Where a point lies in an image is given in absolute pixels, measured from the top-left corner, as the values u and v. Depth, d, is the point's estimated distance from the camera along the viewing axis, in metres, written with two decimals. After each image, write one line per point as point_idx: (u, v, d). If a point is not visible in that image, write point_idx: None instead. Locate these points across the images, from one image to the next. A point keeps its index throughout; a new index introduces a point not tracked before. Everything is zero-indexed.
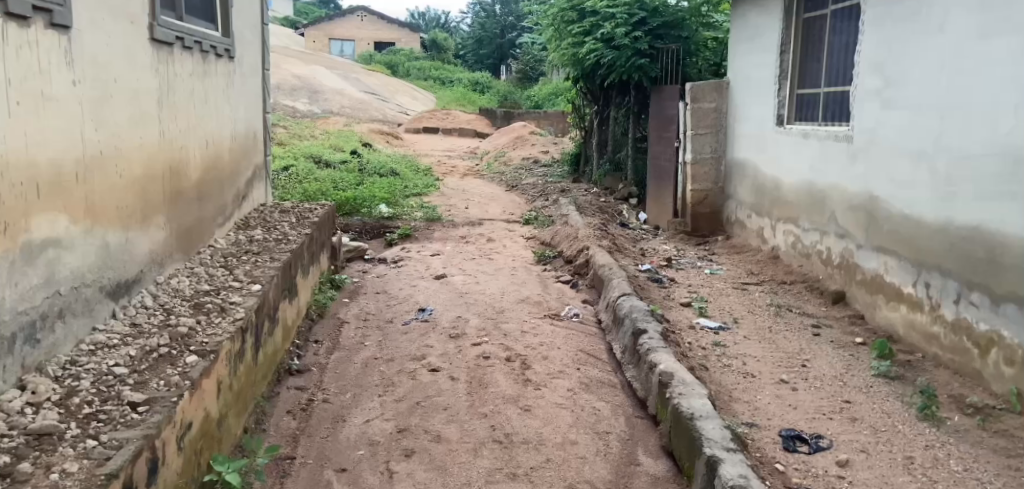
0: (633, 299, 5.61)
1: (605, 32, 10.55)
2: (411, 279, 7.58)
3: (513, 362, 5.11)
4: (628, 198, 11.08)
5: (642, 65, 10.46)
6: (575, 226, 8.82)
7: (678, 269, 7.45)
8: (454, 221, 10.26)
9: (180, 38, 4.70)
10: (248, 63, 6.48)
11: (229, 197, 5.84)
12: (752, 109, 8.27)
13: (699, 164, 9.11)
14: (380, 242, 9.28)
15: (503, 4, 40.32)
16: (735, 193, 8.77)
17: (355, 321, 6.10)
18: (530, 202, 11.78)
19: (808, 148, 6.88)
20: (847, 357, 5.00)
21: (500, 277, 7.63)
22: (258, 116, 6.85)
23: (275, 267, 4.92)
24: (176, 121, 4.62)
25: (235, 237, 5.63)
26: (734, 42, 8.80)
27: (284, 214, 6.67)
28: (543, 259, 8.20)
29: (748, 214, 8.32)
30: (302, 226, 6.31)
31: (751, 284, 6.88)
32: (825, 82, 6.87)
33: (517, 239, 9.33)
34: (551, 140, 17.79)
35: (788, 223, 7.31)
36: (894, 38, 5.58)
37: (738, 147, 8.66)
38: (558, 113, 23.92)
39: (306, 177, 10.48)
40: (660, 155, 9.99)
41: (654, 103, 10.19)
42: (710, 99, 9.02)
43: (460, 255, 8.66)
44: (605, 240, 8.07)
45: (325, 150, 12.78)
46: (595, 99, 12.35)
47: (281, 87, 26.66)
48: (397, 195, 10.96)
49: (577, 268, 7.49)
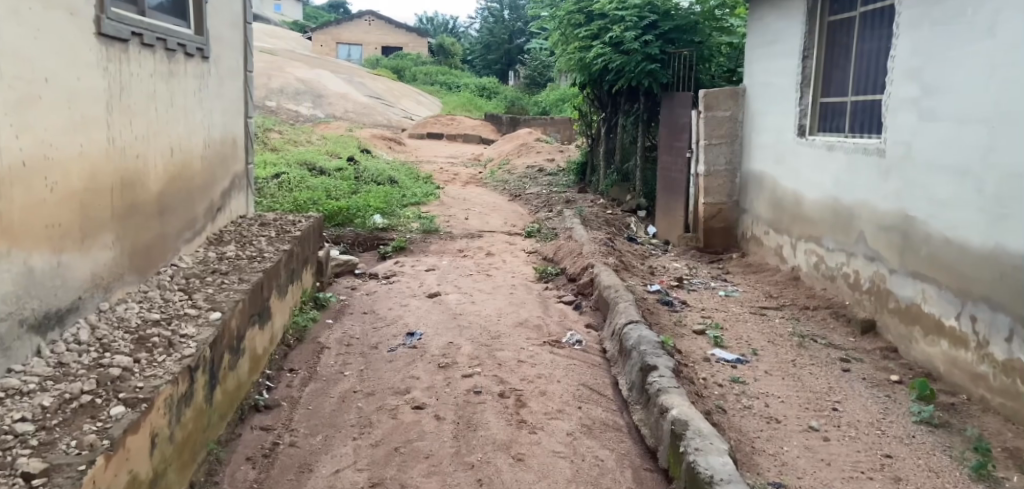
0: (641, 327, 5.06)
1: (614, 35, 10.03)
2: (403, 297, 7.06)
3: (508, 398, 4.58)
4: (636, 211, 10.55)
5: (653, 70, 9.90)
6: (579, 240, 8.30)
7: (690, 290, 6.90)
8: (452, 232, 9.75)
9: (138, 34, 4.20)
10: (227, 65, 5.99)
11: (200, 210, 5.34)
12: (770, 119, 7.74)
13: (712, 176, 8.58)
14: (373, 255, 8.79)
15: (511, 10, 39.97)
16: (751, 208, 8.23)
17: (337, 346, 5.59)
18: (533, 213, 11.26)
19: (833, 162, 6.34)
20: (882, 398, 4.46)
21: (499, 296, 7.10)
22: (239, 122, 6.37)
23: (244, 290, 4.41)
24: (131, 126, 4.11)
25: (204, 254, 5.13)
26: (751, 47, 8.28)
27: (264, 227, 6.17)
28: (545, 276, 7.68)
29: (765, 230, 7.79)
30: (282, 241, 5.81)
31: (769, 309, 6.33)
32: (853, 90, 6.34)
33: (518, 253, 8.82)
34: (557, 148, 17.29)
35: (809, 241, 6.78)
36: (933, 43, 5.05)
37: (755, 159, 8.13)
38: (565, 119, 23.44)
39: (298, 186, 9.99)
40: (671, 166, 9.46)
41: (665, 111, 9.66)
42: (725, 107, 8.48)
43: (456, 270, 8.14)
44: (612, 257, 7.54)
45: (320, 156, 12.29)
46: (603, 106, 11.83)
47: (283, 92, 26.24)
48: (394, 204, 10.46)
49: (580, 287, 6.97)
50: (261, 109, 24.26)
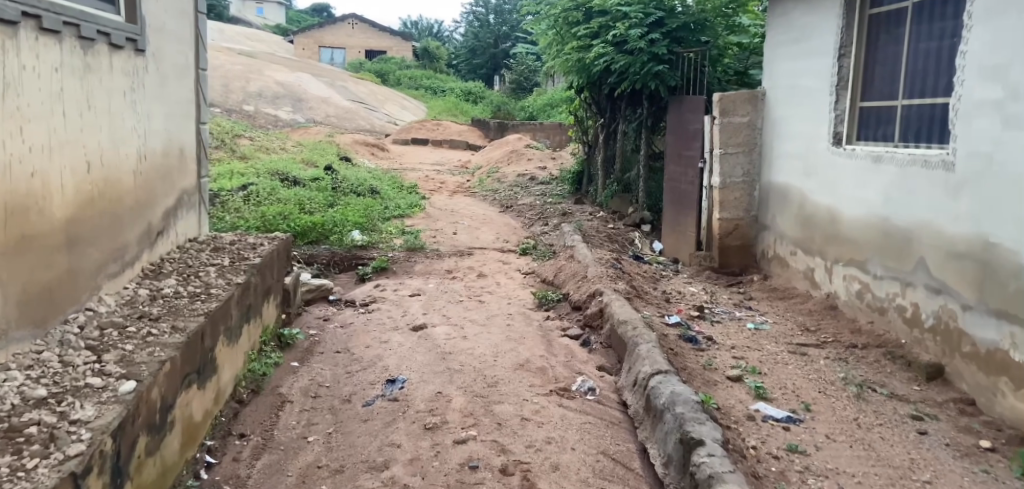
0: (673, 382, 4.16)
1: (617, 33, 9.12)
2: (383, 330, 6.11)
3: (511, 475, 3.67)
4: (639, 225, 9.65)
5: (660, 72, 8.96)
6: (582, 261, 7.39)
7: (714, 322, 5.99)
8: (440, 250, 8.81)
9: (34, 15, 3.27)
10: (172, 61, 5.05)
11: (134, 236, 4.41)
12: (796, 126, 6.85)
13: (729, 189, 7.67)
14: (350, 277, 7.86)
15: (497, 14, 39.08)
16: (774, 225, 7.34)
17: (302, 399, 4.63)
18: (526, 227, 10.36)
19: (881, 176, 5.45)
20: (979, 476, 3.59)
21: (494, 328, 6.18)
22: (188, 129, 5.43)
23: (174, 346, 3.46)
24: (21, 134, 3.20)
25: (133, 292, 4.18)
26: (772, 46, 7.40)
27: (216, 255, 5.20)
28: (545, 303, 6.77)
29: (792, 250, 6.89)
30: (233, 272, 4.83)
31: (810, 347, 5.42)
32: (904, 93, 5.45)
33: (513, 275, 7.90)
34: (549, 155, 16.39)
35: (850, 266, 5.88)
36: (1021, 35, 4.18)
37: (778, 170, 7.25)
38: (555, 125, 22.54)
39: (267, 199, 9.02)
40: (680, 177, 8.56)
41: (673, 116, 8.76)
42: (743, 112, 7.57)
43: (444, 296, 7.20)
44: (621, 282, 6.62)
45: (294, 165, 11.31)
46: (602, 110, 10.93)
47: (262, 95, 25.25)
48: (374, 218, 9.50)
49: (587, 319, 6.05)
50: (238, 113, 23.24)
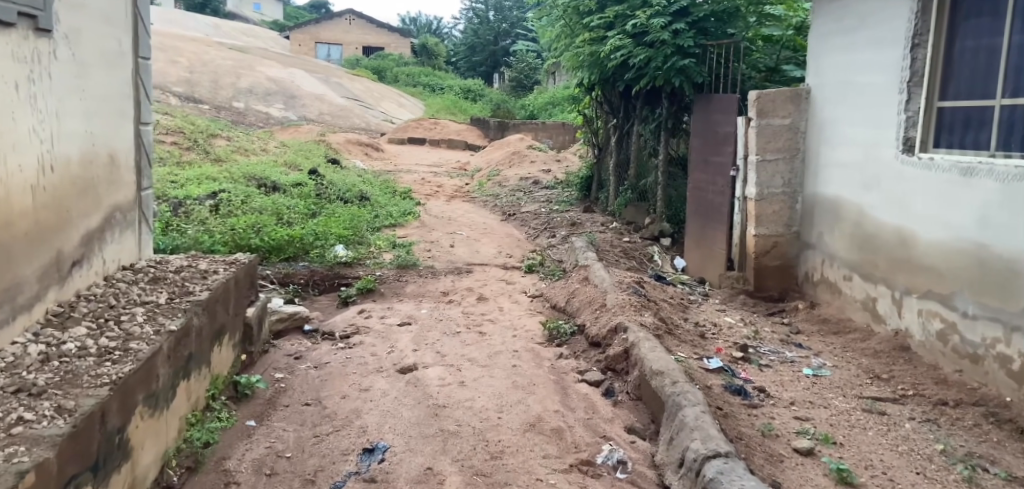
0: (738, 472, 3.17)
1: (636, 23, 8.07)
2: (363, 374, 5.10)
3: None
4: (658, 238, 8.61)
5: (685, 66, 7.93)
6: (598, 284, 6.36)
7: (762, 365, 4.92)
8: (434, 267, 7.81)
9: None
10: (95, 45, 4.05)
11: (37, 271, 3.41)
12: (852, 129, 5.77)
13: (766, 201, 6.56)
14: (332, 300, 6.87)
15: (497, 11, 38.06)
16: (820, 244, 6.24)
17: (252, 479, 3.66)
18: (531, 238, 9.37)
19: (977, 193, 4.41)
20: None
21: (496, 369, 5.17)
22: (122, 132, 4.46)
23: (50, 443, 2.48)
24: None
25: (22, 350, 3.16)
26: (818, 37, 6.34)
27: (150, 289, 4.17)
28: (557, 337, 5.75)
29: (845, 275, 5.75)
30: (166, 313, 3.80)
31: (889, 404, 4.39)
32: (1005, 92, 4.43)
33: (518, 298, 6.89)
34: (553, 157, 15.36)
35: (929, 300, 4.79)
36: None
37: (826, 180, 6.14)
38: (558, 124, 21.54)
39: (239, 208, 8.02)
40: (707, 186, 7.53)
41: (699, 118, 7.74)
42: (784, 113, 6.48)
43: (438, 324, 6.19)
44: (647, 312, 5.58)
45: (275, 169, 10.32)
46: (615, 110, 9.97)
47: (253, 92, 24.24)
48: (362, 229, 8.50)
49: (609, 362, 5.02)
50: (227, 110, 22.23)
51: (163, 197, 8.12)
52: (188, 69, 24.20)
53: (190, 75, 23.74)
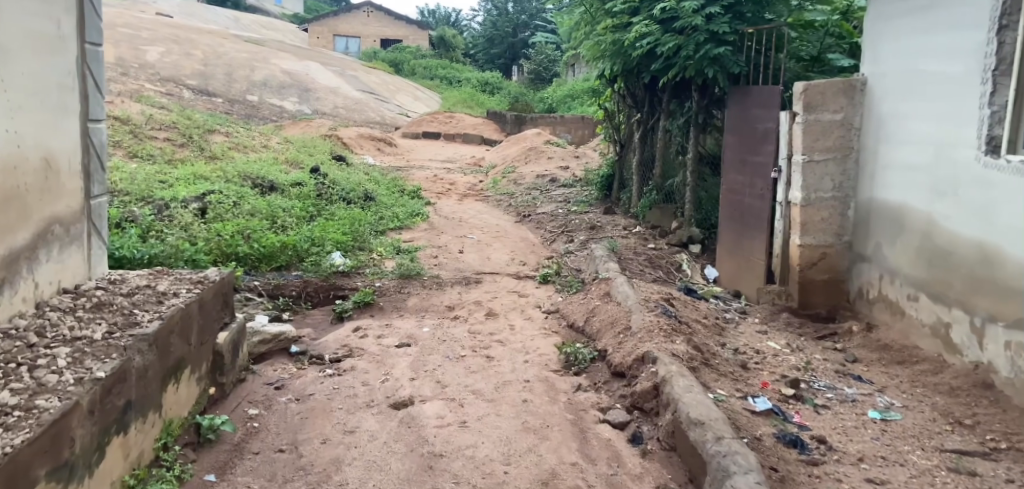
0: None
1: (665, 7, 7.30)
2: (351, 410, 4.40)
3: None
4: (687, 244, 7.84)
5: (720, 55, 7.13)
6: (622, 301, 5.62)
7: (819, 406, 4.16)
8: (440, 276, 7.10)
9: None
10: (11, 26, 3.37)
11: None
12: (920, 125, 4.97)
13: (814, 207, 5.79)
14: (326, 315, 6.19)
15: (517, 3, 37.36)
16: (876, 256, 5.44)
17: None
18: (548, 243, 8.64)
19: None
20: None
21: (505, 405, 4.45)
22: (61, 130, 3.81)
23: None
24: None
25: None
26: (877, 20, 5.54)
27: (88, 319, 3.53)
28: (575, 364, 5.01)
29: (910, 294, 4.96)
30: (96, 354, 3.16)
31: (977, 460, 3.61)
32: None
33: (532, 314, 6.16)
34: (571, 154, 14.62)
35: (1020, 331, 4.01)
36: None
37: (886, 183, 5.35)
38: (578, 118, 20.78)
39: (228, 212, 7.38)
40: (744, 189, 6.76)
41: (734, 113, 6.96)
42: (835, 106, 5.69)
43: (441, 346, 5.50)
44: (679, 338, 4.83)
45: (274, 167, 9.68)
46: (639, 103, 9.22)
47: (267, 85, 23.66)
48: (363, 232, 7.83)
49: (636, 399, 4.29)
50: (241, 103, 21.67)
51: (146, 198, 7.48)
52: (201, 61, 23.67)
53: (204, 68, 23.20)
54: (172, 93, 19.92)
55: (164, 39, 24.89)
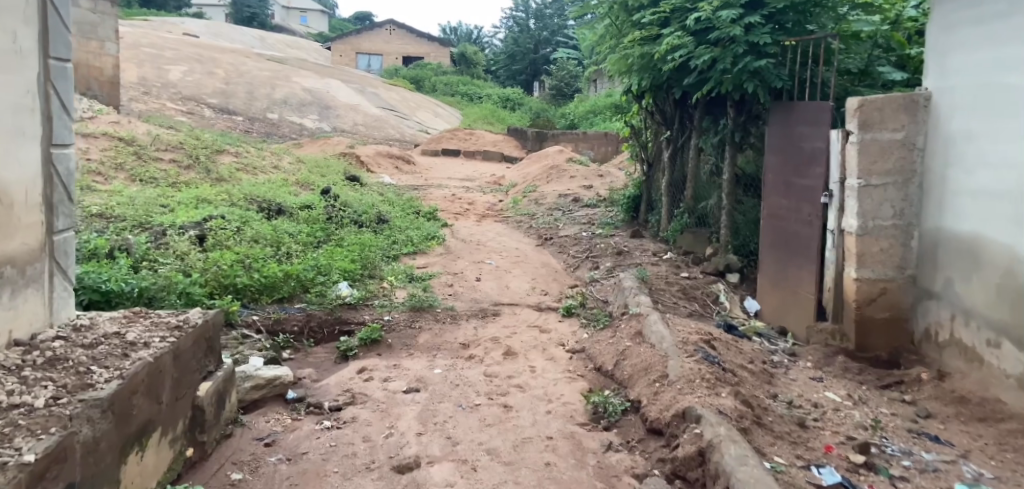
0: None
1: (699, 17, 6.74)
2: (347, 475, 3.84)
3: None
4: (723, 273, 7.22)
5: (761, 68, 6.54)
6: (657, 342, 5.02)
7: (895, 478, 3.54)
8: (455, 308, 6.54)
9: None
10: None
11: None
12: (999, 146, 4.35)
13: (871, 237, 5.16)
14: (329, 353, 5.64)
15: (538, 19, 36.94)
16: (946, 293, 4.80)
17: None
18: (571, 270, 8.06)
19: None
20: None
21: (525, 469, 3.86)
22: (15, 157, 3.31)
23: None
24: None
25: None
26: (943, 27, 4.93)
27: (34, 379, 3.01)
28: (605, 417, 4.42)
29: (991, 340, 4.33)
30: (31, 430, 2.65)
31: None
32: None
33: (555, 354, 5.57)
34: (594, 173, 14.03)
35: None
36: None
37: (957, 211, 4.73)
38: (601, 135, 20.20)
39: (229, 239, 6.88)
40: (789, 214, 6.13)
41: (777, 130, 6.35)
42: (895, 124, 5.07)
43: (453, 391, 4.93)
44: (726, 389, 4.23)
45: (283, 189, 9.20)
46: (669, 120, 8.64)
47: (288, 102, 23.40)
48: (373, 259, 7.30)
49: (678, 466, 3.69)
50: (261, 121, 21.40)
51: (143, 225, 7.01)
52: (223, 79, 23.50)
53: (225, 86, 23.01)
54: (191, 110, 19.69)
55: (186, 58, 24.79)
